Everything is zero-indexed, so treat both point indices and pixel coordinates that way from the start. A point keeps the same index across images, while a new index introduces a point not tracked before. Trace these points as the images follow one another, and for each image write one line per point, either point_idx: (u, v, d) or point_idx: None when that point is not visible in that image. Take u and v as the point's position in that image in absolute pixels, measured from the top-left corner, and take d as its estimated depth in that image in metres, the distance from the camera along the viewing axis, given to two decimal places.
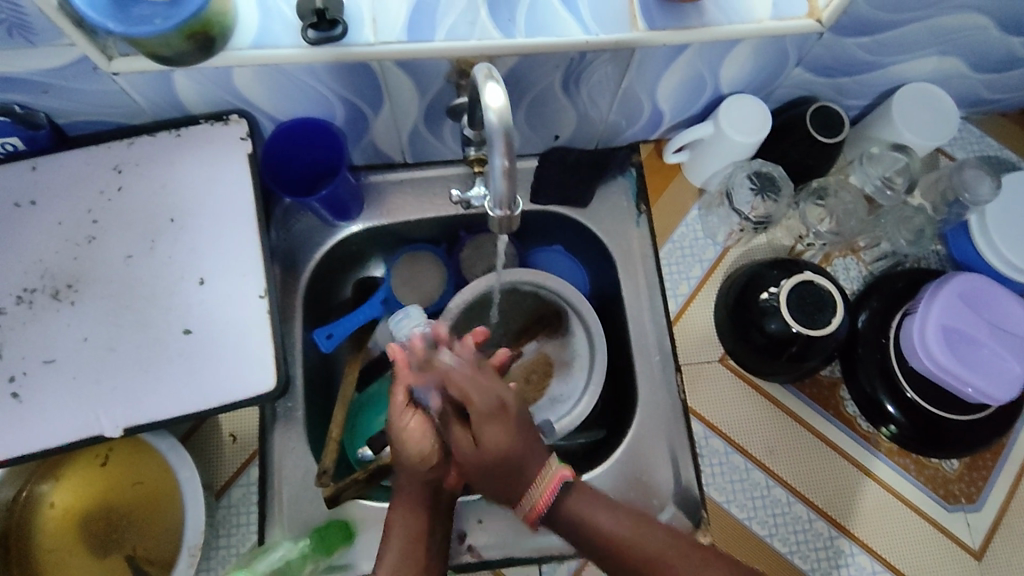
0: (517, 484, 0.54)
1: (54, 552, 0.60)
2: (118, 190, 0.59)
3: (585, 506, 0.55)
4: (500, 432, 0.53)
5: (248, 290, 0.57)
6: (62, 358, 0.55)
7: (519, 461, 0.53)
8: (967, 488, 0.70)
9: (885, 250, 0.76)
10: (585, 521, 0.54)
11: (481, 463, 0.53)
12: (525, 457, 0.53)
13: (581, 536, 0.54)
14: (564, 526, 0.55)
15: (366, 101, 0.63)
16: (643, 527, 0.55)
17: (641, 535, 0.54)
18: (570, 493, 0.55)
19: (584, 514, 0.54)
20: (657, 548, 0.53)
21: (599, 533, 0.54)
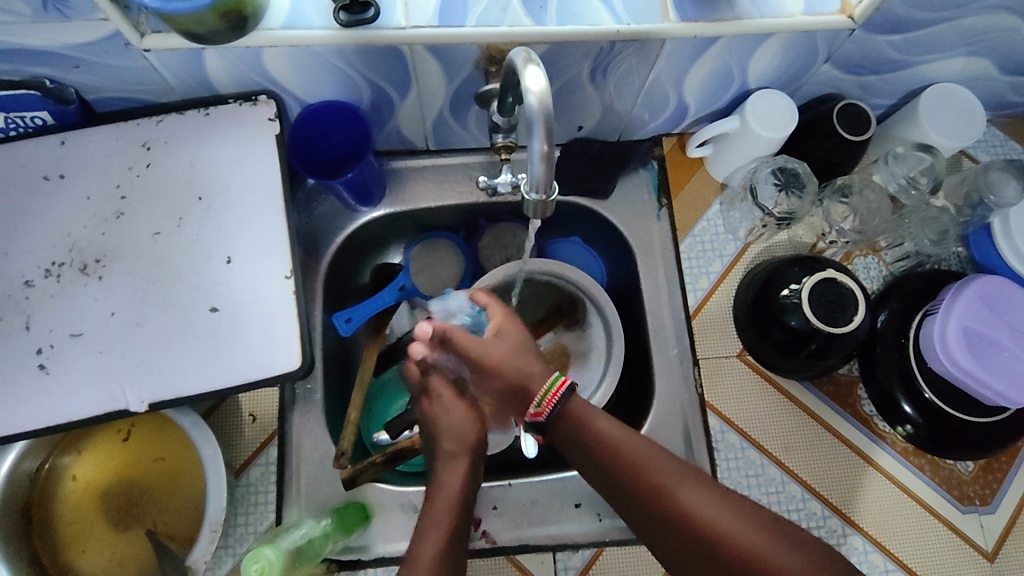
0: (520, 376, 0.55)
1: (73, 526, 0.61)
2: (146, 166, 0.60)
3: (587, 412, 0.55)
4: (510, 337, 0.57)
5: (274, 269, 0.57)
6: (89, 332, 0.55)
7: (529, 369, 0.55)
8: (982, 490, 0.71)
9: (907, 250, 0.76)
10: (586, 425, 0.54)
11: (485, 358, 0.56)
12: (533, 364, 0.56)
13: (578, 437, 0.54)
14: (563, 427, 0.55)
15: (393, 85, 0.63)
16: (642, 442, 0.54)
17: (636, 443, 0.53)
18: (574, 399, 0.55)
19: (583, 418, 0.54)
20: (651, 460, 0.53)
21: (597, 438, 0.54)
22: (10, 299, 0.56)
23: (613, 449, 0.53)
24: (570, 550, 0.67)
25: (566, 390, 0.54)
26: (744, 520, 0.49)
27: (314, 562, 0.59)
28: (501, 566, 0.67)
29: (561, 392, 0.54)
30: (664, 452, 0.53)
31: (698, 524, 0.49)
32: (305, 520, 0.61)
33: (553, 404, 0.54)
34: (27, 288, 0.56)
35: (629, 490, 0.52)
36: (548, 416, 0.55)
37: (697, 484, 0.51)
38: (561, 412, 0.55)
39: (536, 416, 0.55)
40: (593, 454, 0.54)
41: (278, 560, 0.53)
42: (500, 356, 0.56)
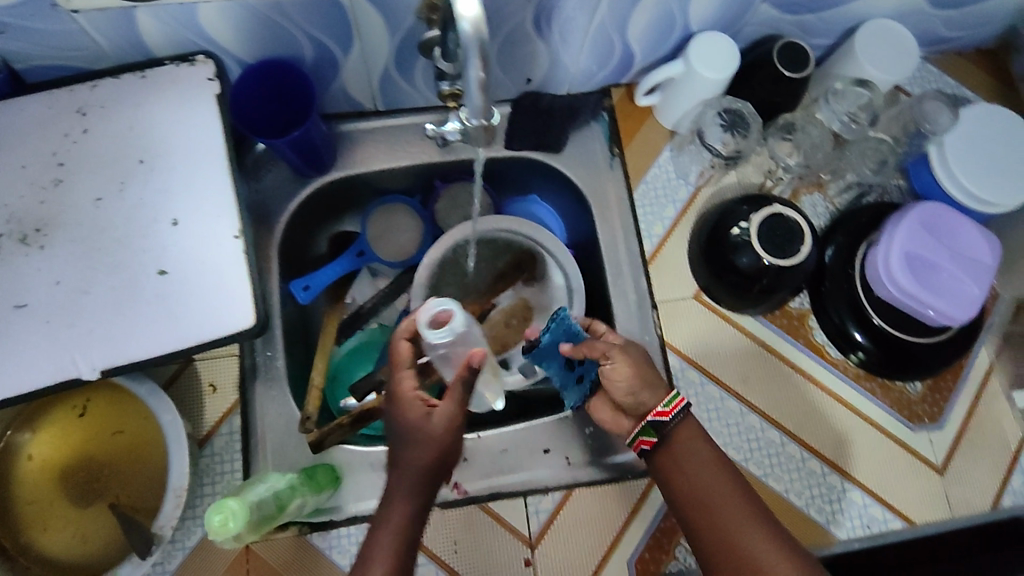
0: (647, 391, 0.60)
1: (35, 505, 0.59)
2: (82, 132, 0.58)
3: (698, 446, 0.59)
4: (633, 357, 0.60)
5: (222, 229, 0.57)
6: (34, 302, 0.54)
7: (650, 375, 0.60)
8: (930, 409, 0.74)
9: (851, 182, 0.79)
10: (694, 455, 0.59)
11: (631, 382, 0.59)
12: (652, 373, 0.60)
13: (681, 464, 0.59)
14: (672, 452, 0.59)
15: (335, 40, 0.62)
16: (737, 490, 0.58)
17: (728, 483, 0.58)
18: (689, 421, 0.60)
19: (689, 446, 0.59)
20: (737, 511, 0.57)
21: (698, 469, 0.59)
22: None
23: (704, 490, 0.58)
24: (542, 493, 0.67)
25: (684, 408, 0.59)
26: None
27: (279, 516, 0.56)
28: (476, 516, 0.67)
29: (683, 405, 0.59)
30: (749, 505, 0.57)
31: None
32: (269, 475, 0.58)
33: (679, 409, 0.59)
34: None
35: (704, 527, 0.57)
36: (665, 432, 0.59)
37: (766, 529, 0.56)
38: (676, 436, 0.60)
39: (660, 416, 0.59)
40: (689, 488, 0.58)
41: (240, 511, 0.50)
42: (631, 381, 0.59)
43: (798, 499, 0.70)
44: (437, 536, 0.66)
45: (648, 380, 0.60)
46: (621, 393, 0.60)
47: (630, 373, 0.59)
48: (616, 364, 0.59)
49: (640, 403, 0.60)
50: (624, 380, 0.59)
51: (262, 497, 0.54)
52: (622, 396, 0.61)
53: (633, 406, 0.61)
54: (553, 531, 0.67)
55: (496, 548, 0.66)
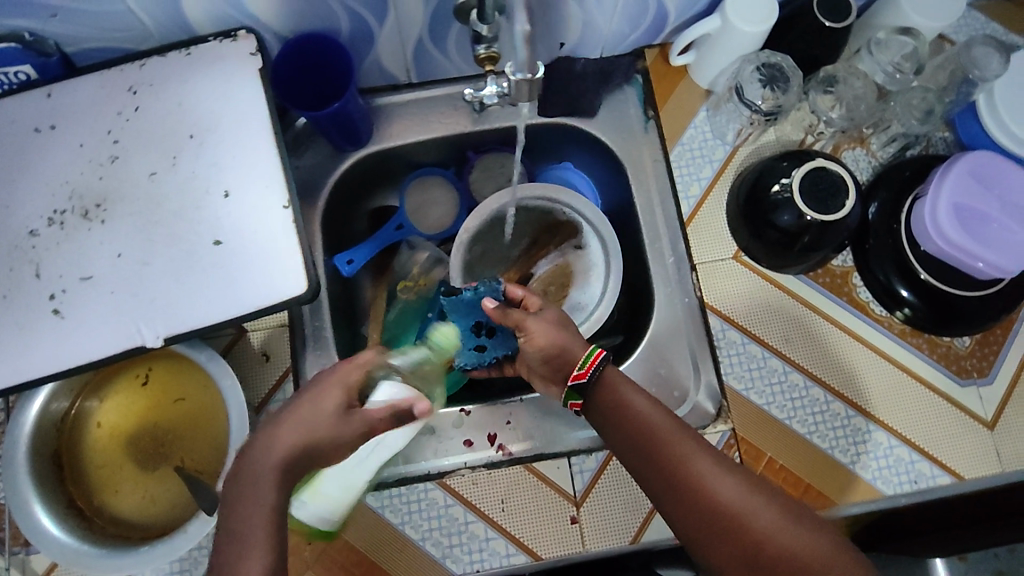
0: (564, 354, 0.61)
1: (104, 469, 0.63)
2: (134, 110, 0.60)
3: (626, 391, 0.58)
4: (547, 323, 0.63)
5: (272, 199, 0.58)
6: (99, 274, 0.56)
7: (567, 339, 0.61)
8: (979, 363, 0.73)
9: (895, 133, 0.76)
10: (628, 402, 0.58)
11: (544, 354, 0.62)
12: (570, 338, 0.62)
13: (621, 415, 0.57)
14: (606, 403, 0.58)
15: (369, 10, 0.63)
16: (677, 428, 0.57)
17: (666, 422, 0.57)
18: (610, 369, 0.60)
19: (621, 395, 0.58)
20: (680, 439, 0.56)
21: (637, 417, 0.57)
22: (17, 250, 0.57)
23: (653, 439, 0.56)
24: (584, 454, 0.69)
25: (604, 360, 0.59)
26: (751, 494, 0.53)
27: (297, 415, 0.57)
28: (522, 476, 0.69)
29: (597, 363, 0.59)
30: (696, 440, 0.56)
31: (714, 503, 0.53)
32: None
33: (594, 368, 0.59)
34: (33, 238, 0.57)
35: (655, 469, 0.55)
36: (592, 386, 0.59)
37: (711, 457, 0.55)
38: (603, 386, 0.59)
39: (579, 379, 0.59)
40: (631, 435, 0.57)
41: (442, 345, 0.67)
42: (547, 344, 0.61)
43: (842, 456, 0.70)
44: (484, 495, 0.68)
45: (564, 342, 0.61)
46: (540, 359, 0.62)
47: (548, 338, 0.62)
48: (532, 330, 0.62)
49: (557, 367, 0.62)
50: (538, 346, 0.62)
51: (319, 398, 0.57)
52: (542, 363, 0.63)
53: (551, 370, 0.62)
54: (597, 490, 0.68)
55: (544, 507, 0.68)
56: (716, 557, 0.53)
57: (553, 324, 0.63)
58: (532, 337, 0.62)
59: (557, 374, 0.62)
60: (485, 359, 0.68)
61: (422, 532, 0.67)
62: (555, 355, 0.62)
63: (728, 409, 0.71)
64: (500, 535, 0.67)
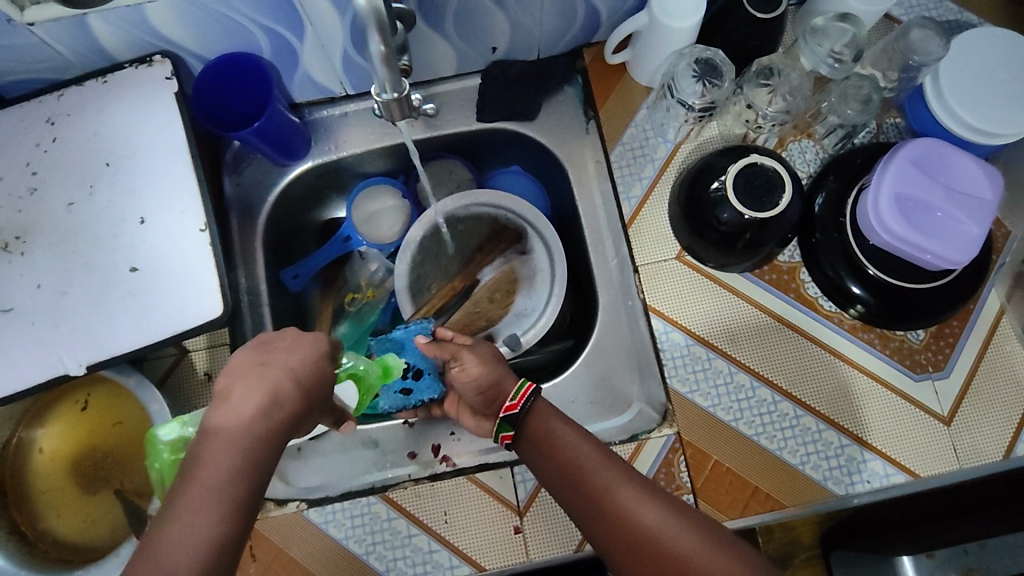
0: (497, 388, 0.62)
1: (48, 493, 0.63)
2: (53, 141, 0.60)
3: (553, 421, 0.58)
4: (481, 357, 0.64)
5: (189, 223, 0.58)
6: (19, 306, 0.56)
7: (500, 372, 0.63)
8: (934, 357, 0.71)
9: (834, 123, 0.73)
10: (555, 433, 0.57)
11: (479, 387, 0.63)
12: (503, 371, 0.63)
13: (546, 446, 0.57)
14: (533, 435, 0.58)
15: (286, 28, 0.63)
16: (604, 457, 0.56)
17: (590, 451, 0.56)
18: (541, 400, 0.60)
19: (547, 426, 0.58)
20: (603, 466, 0.55)
21: (562, 448, 0.56)
22: None
23: (579, 470, 0.55)
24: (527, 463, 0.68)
25: (535, 392, 0.60)
26: (674, 518, 0.51)
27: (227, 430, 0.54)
28: (463, 488, 0.67)
29: (529, 394, 0.60)
30: (622, 468, 0.55)
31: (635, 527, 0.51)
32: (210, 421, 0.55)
33: (526, 399, 0.59)
34: None
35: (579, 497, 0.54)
36: (520, 417, 0.59)
37: (634, 483, 0.54)
38: (530, 417, 0.59)
39: (510, 411, 0.59)
40: (556, 467, 0.55)
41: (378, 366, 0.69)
42: (482, 378, 0.63)
43: (792, 458, 0.68)
44: (427, 507, 0.67)
45: (497, 377, 0.63)
46: (474, 391, 0.63)
47: (482, 370, 0.63)
48: (466, 364, 0.64)
49: (491, 399, 0.63)
50: (472, 377, 0.63)
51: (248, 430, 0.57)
52: (475, 395, 0.64)
53: (485, 402, 0.63)
54: (541, 498, 0.67)
55: (486, 518, 0.66)
56: None
57: (485, 357, 0.65)
58: (468, 371, 0.63)
59: (489, 406, 0.63)
60: (410, 401, 0.73)
61: (366, 546, 0.66)
62: (488, 387, 0.63)
63: (674, 415, 0.69)
64: (443, 547, 0.66)
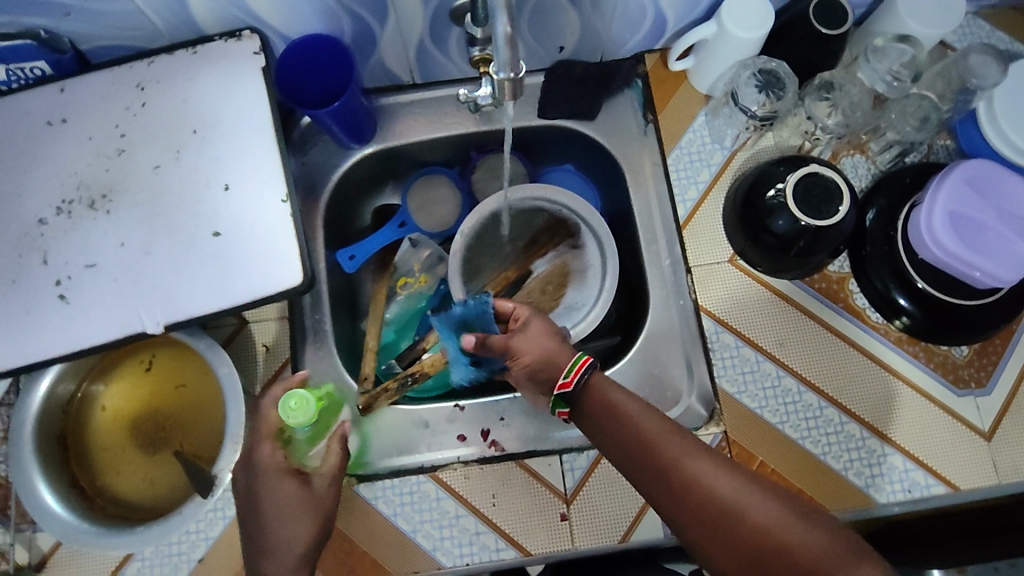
0: (552, 365, 0.62)
1: (108, 451, 0.65)
2: (141, 106, 0.62)
3: (613, 395, 0.59)
4: (533, 337, 0.64)
5: (270, 194, 0.60)
6: (103, 262, 0.58)
7: (552, 352, 0.62)
8: (977, 373, 0.72)
9: (891, 139, 0.76)
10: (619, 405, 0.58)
11: (533, 368, 0.63)
12: (558, 349, 0.63)
13: (609, 420, 0.58)
14: (594, 409, 0.59)
15: (370, 12, 0.64)
16: (670, 429, 0.57)
17: (654, 424, 0.57)
18: (596, 374, 0.60)
19: (608, 400, 0.58)
20: (668, 439, 0.56)
21: (627, 421, 0.57)
22: (26, 237, 0.59)
23: (645, 442, 0.56)
24: (576, 451, 0.69)
25: (590, 368, 0.59)
26: (743, 489, 0.53)
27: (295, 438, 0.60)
28: (512, 472, 0.69)
29: (585, 370, 0.59)
30: (687, 441, 0.56)
31: (708, 498, 0.53)
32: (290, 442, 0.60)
33: (581, 376, 0.59)
34: (42, 226, 0.59)
35: (646, 469, 0.55)
36: (579, 393, 0.59)
37: (701, 456, 0.55)
38: (588, 392, 0.59)
39: (564, 388, 0.59)
40: (622, 439, 0.57)
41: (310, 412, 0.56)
42: (535, 358, 0.63)
43: (835, 463, 0.70)
44: (476, 488, 0.69)
45: (552, 358, 0.62)
46: (528, 372, 0.64)
47: (536, 348, 0.63)
48: (519, 343, 0.64)
49: (546, 379, 0.62)
50: (526, 361, 0.63)
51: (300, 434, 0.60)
52: (530, 376, 0.64)
53: (539, 384, 0.63)
54: (588, 487, 0.68)
55: (533, 504, 0.68)
56: (715, 554, 0.52)
57: (539, 336, 0.64)
58: (523, 353, 0.63)
59: (544, 385, 0.63)
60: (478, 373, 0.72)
61: (413, 524, 0.68)
62: (540, 368, 0.63)
63: (720, 412, 0.71)
64: (490, 529, 0.67)
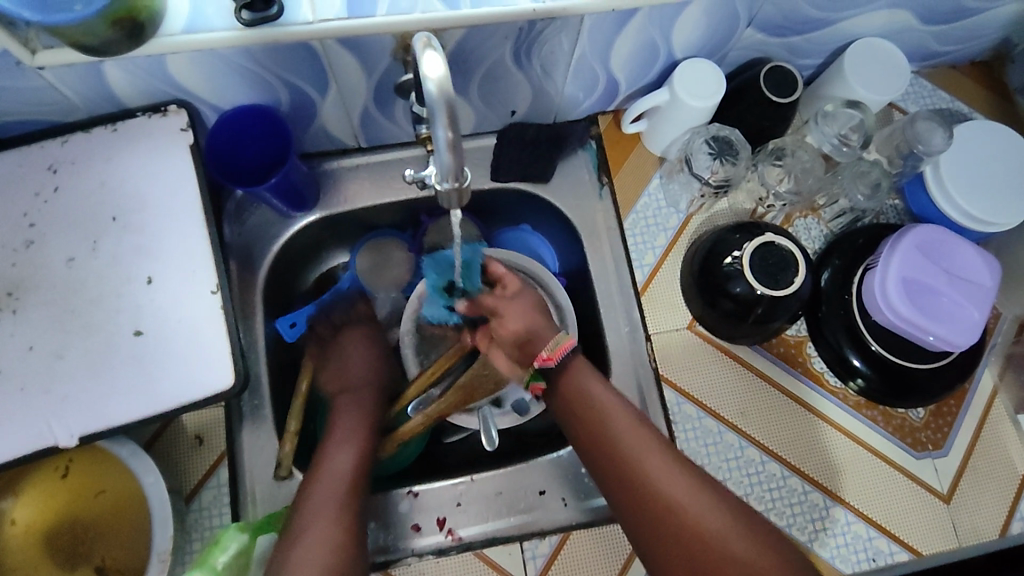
0: (534, 342, 0.67)
1: (18, 571, 0.59)
2: (54, 191, 0.57)
3: (593, 385, 0.63)
4: (521, 308, 0.69)
5: (200, 285, 0.56)
6: (7, 368, 0.53)
7: (536, 324, 0.68)
8: (934, 435, 0.72)
9: (844, 207, 0.77)
10: (596, 399, 0.62)
11: (516, 338, 0.68)
12: (542, 321, 0.68)
13: (582, 409, 0.63)
14: (570, 398, 0.64)
15: (310, 83, 0.61)
16: (637, 427, 0.61)
17: (627, 423, 0.61)
18: (575, 358, 0.66)
19: (585, 391, 0.63)
20: (632, 437, 0.61)
21: (601, 413, 0.62)
22: None
23: (612, 441, 0.61)
24: (537, 537, 0.66)
25: (572, 350, 0.65)
26: (691, 491, 0.57)
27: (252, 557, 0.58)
28: (471, 562, 0.65)
29: (565, 350, 0.65)
30: (654, 445, 0.60)
31: (653, 493, 0.58)
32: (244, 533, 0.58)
33: (562, 354, 0.65)
34: None
35: (609, 460, 0.61)
36: (558, 376, 0.65)
37: (660, 453, 0.59)
38: (567, 379, 0.64)
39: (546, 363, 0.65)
40: (593, 431, 0.62)
41: None
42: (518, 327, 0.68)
43: (801, 534, 0.68)
44: None
45: (537, 330, 0.68)
46: (511, 343, 0.69)
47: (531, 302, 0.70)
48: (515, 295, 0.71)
49: (527, 353, 0.68)
50: (508, 330, 0.69)
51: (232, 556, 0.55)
52: (512, 347, 0.69)
53: (519, 354, 0.69)
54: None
55: None
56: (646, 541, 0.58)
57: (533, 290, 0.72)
58: (507, 325, 0.69)
59: (523, 355, 0.69)
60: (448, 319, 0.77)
61: None
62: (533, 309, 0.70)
63: None
64: None
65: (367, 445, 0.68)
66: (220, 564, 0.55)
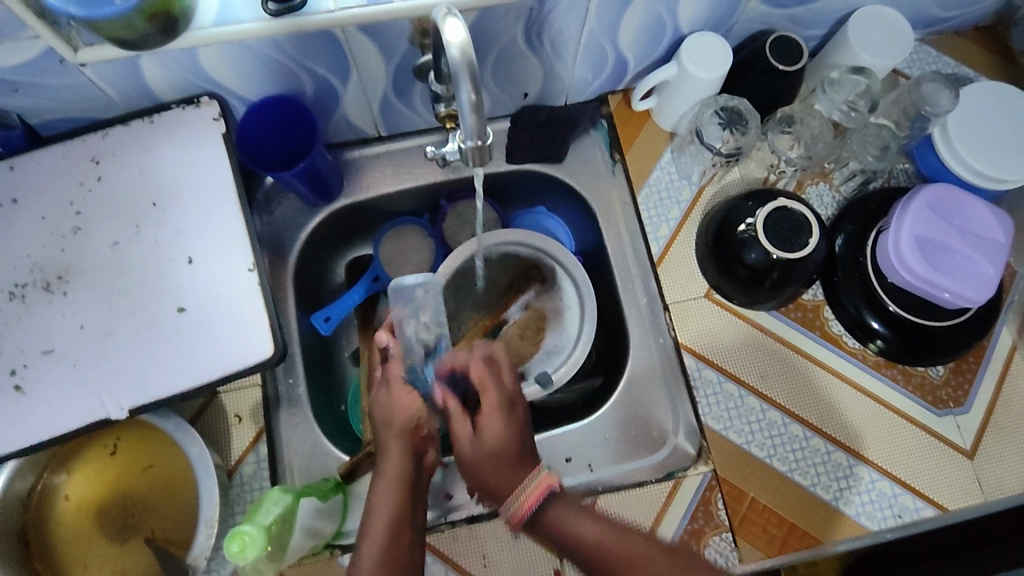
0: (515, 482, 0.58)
1: (73, 544, 0.62)
2: (97, 180, 0.61)
3: (565, 512, 0.56)
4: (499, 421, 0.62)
5: (236, 264, 0.59)
6: (61, 346, 0.56)
7: (517, 435, 0.61)
8: (954, 393, 0.73)
9: (854, 169, 0.78)
10: (567, 532, 0.55)
11: (485, 453, 0.60)
12: (524, 449, 0.60)
13: (569, 548, 0.55)
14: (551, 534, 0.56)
15: (333, 72, 0.64)
16: (637, 544, 0.53)
17: (623, 542, 0.54)
18: (551, 500, 0.57)
19: (563, 522, 0.56)
20: (645, 565, 0.52)
21: (595, 548, 0.54)
22: None
23: (597, 547, 0.54)
24: None
25: (551, 492, 0.57)
26: None
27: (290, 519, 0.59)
28: (503, 528, 0.67)
29: (546, 491, 0.56)
30: (656, 551, 0.53)
31: None
32: (280, 491, 0.59)
33: (538, 499, 0.56)
34: None
35: None
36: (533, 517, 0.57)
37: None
38: (545, 518, 0.57)
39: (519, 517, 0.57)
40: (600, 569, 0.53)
41: (260, 541, 0.53)
42: (498, 446, 0.60)
43: (826, 494, 0.69)
44: (465, 551, 0.67)
45: (515, 453, 0.60)
46: (486, 456, 0.60)
47: (498, 441, 0.61)
48: (486, 427, 0.61)
49: (501, 467, 0.59)
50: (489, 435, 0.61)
51: (275, 516, 0.57)
52: (487, 465, 0.60)
53: (495, 474, 0.59)
54: None
55: (526, 560, 0.66)
56: None
57: (509, 421, 0.62)
58: (486, 433, 0.61)
59: (499, 483, 0.59)
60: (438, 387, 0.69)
61: None
62: (503, 456, 0.60)
63: (708, 451, 0.71)
64: None
65: (407, 442, 0.62)
66: (268, 521, 0.56)
